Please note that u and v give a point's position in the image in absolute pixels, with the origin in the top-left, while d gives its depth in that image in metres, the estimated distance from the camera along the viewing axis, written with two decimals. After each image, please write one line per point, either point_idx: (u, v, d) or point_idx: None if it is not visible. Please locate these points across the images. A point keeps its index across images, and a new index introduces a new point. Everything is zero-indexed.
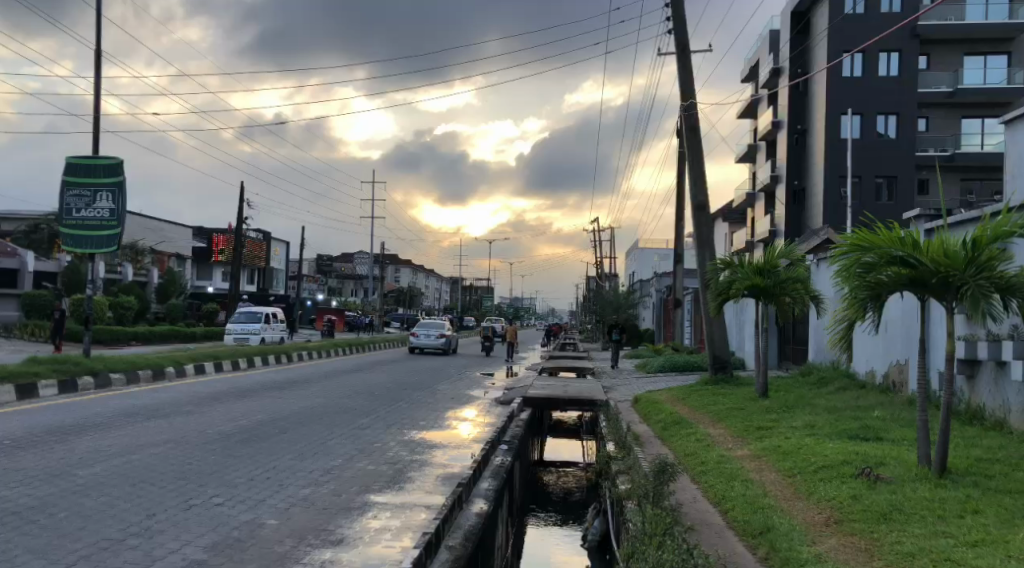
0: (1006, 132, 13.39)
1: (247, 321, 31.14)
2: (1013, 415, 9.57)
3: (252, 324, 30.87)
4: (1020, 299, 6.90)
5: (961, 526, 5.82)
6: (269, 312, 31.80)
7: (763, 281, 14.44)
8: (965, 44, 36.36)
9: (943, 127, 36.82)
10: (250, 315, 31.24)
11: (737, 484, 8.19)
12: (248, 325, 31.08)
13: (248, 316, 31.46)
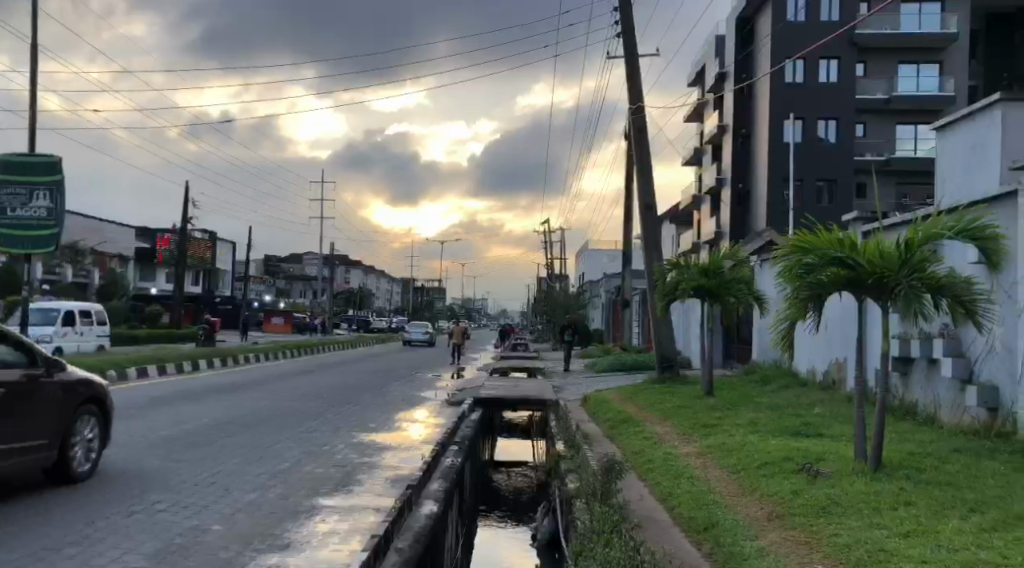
0: (938, 139, 13.85)
1: (39, 322, 27.35)
2: (943, 410, 9.96)
3: (45, 327, 27.24)
4: (950, 297, 7.20)
5: (893, 518, 6.04)
6: (71, 312, 28.34)
7: (709, 282, 14.72)
8: (899, 53, 37.47)
9: (881, 132, 37.67)
10: (44, 315, 27.58)
11: (684, 481, 8.35)
12: (39, 326, 27.26)
13: (40, 317, 27.57)
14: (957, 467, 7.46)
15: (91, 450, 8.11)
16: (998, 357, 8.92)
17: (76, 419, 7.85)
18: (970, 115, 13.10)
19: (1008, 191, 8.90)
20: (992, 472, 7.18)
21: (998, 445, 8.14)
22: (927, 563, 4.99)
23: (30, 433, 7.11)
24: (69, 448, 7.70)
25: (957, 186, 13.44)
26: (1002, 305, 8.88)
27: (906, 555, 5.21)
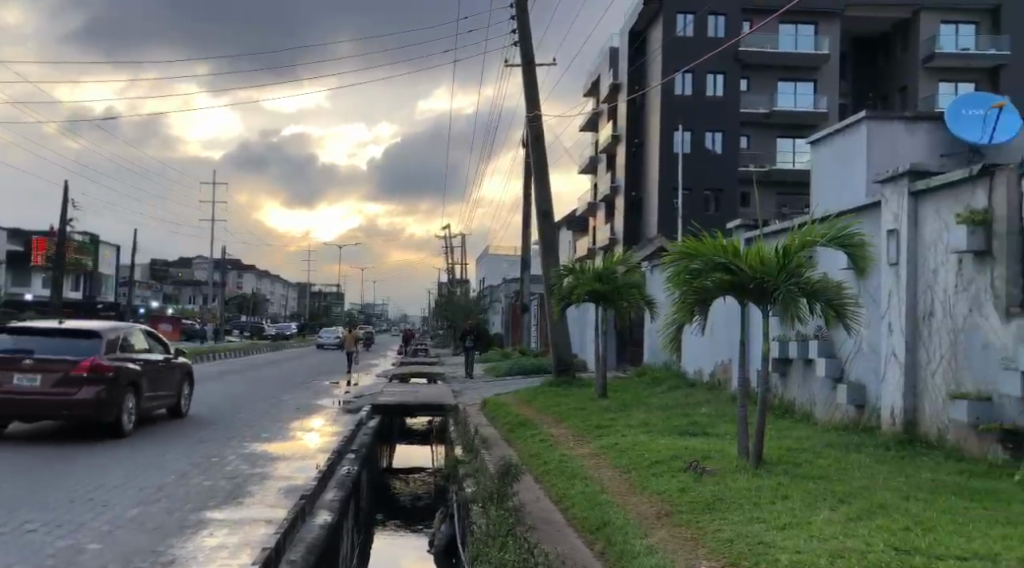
0: (813, 150, 14.67)
1: None
2: (818, 408, 10.58)
3: None
4: (823, 301, 7.66)
5: (771, 512, 6.38)
6: None
7: (602, 287, 15.11)
8: (779, 70, 38.96)
9: (762, 145, 39.20)
10: None
11: (577, 482, 8.56)
12: None
13: None
14: (830, 461, 7.94)
15: (185, 401, 14.30)
16: (865, 358, 9.55)
17: (182, 385, 13.98)
18: (840, 131, 13.99)
19: (873, 202, 9.56)
20: (861, 464, 7.68)
21: (865, 439, 8.71)
22: (801, 553, 5.29)
23: (167, 389, 13.17)
24: (183, 399, 14.00)
25: (829, 198, 14.27)
26: (868, 308, 9.53)
27: (782, 546, 5.50)
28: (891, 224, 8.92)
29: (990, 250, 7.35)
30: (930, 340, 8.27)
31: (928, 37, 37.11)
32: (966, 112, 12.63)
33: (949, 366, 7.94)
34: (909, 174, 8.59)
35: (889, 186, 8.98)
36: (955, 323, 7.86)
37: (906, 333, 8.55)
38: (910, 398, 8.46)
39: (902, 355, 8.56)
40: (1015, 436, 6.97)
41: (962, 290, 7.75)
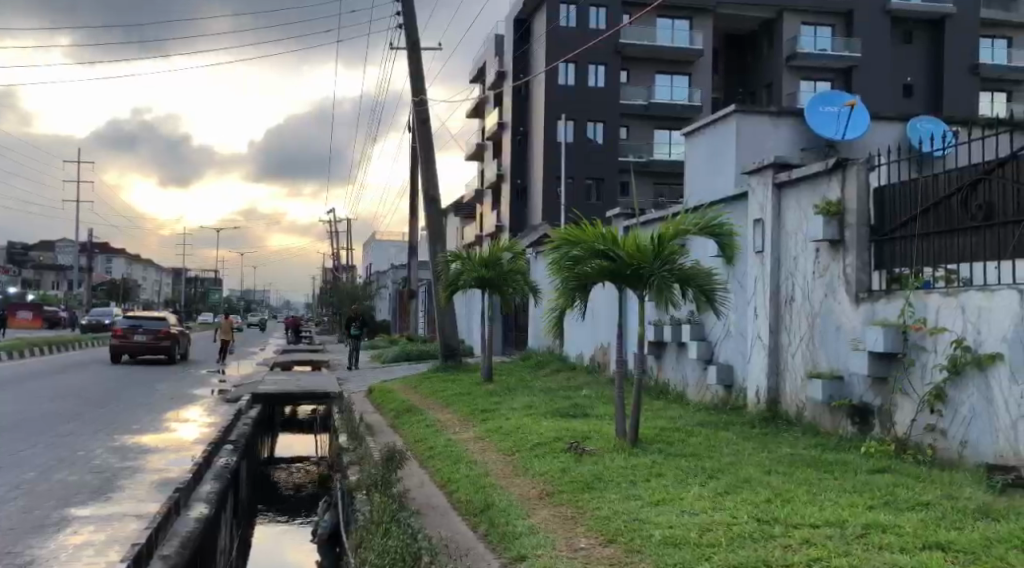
0: (687, 143, 15.31)
1: None
2: (690, 389, 11.09)
3: None
4: (696, 288, 8.00)
5: (647, 489, 6.68)
6: None
7: (488, 272, 15.23)
8: (658, 63, 40.16)
9: (640, 135, 40.11)
10: None
11: (462, 466, 8.66)
12: None
13: None
14: (699, 438, 8.34)
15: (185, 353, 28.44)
16: (733, 340, 10.07)
17: (185, 343, 28.16)
18: (710, 124, 14.64)
19: (740, 193, 10.08)
20: (727, 441, 8.12)
21: (732, 417, 9.19)
22: (673, 528, 5.56)
23: (184, 344, 28.08)
24: (185, 350, 28.20)
25: (702, 188, 14.91)
26: (736, 293, 10.06)
27: (656, 522, 5.76)
28: (757, 214, 9.41)
29: (842, 239, 7.87)
30: (790, 323, 8.80)
31: (790, 37, 38.91)
32: (821, 108, 13.47)
33: (806, 347, 8.48)
34: (773, 166, 9.10)
35: (756, 177, 9.47)
36: (812, 306, 8.40)
37: (769, 317, 9.07)
38: (772, 377, 8.99)
39: (766, 338, 9.08)
40: (863, 410, 7.55)
41: (819, 276, 8.27)
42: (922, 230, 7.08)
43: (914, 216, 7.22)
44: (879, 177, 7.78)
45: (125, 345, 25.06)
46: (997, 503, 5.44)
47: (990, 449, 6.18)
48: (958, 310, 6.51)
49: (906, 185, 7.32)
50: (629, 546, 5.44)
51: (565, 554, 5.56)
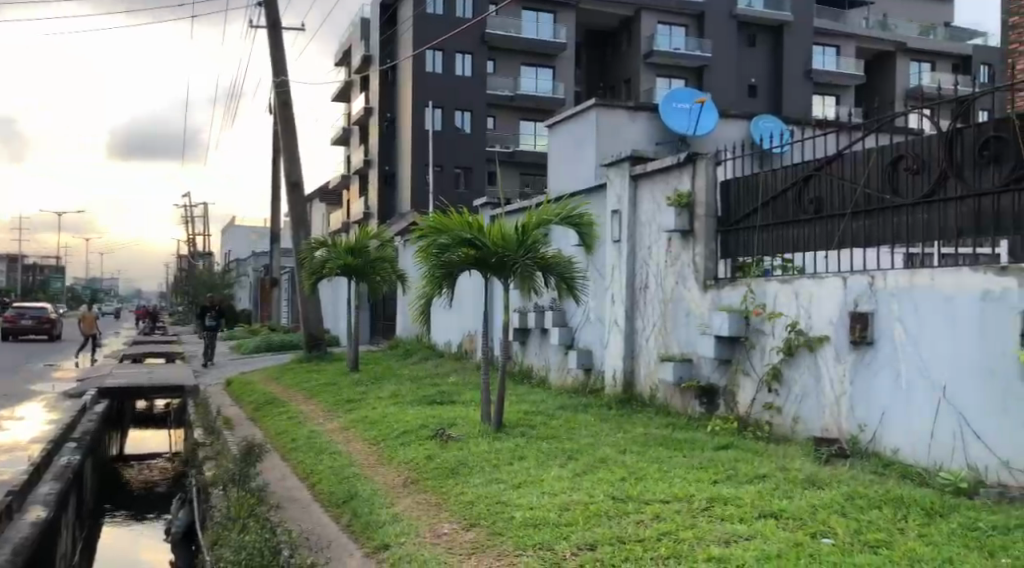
0: (550, 133, 15.68)
1: None
2: (552, 373, 11.42)
3: None
4: (558, 275, 8.23)
5: (510, 472, 6.84)
6: None
7: (354, 261, 15.00)
8: (523, 55, 40.35)
9: (507, 126, 40.31)
10: None
11: (325, 457, 8.57)
12: None
13: None
14: (560, 421, 8.62)
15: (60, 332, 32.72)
16: (593, 326, 10.42)
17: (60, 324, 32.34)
18: (573, 116, 15.03)
19: (599, 184, 10.42)
20: (586, 423, 8.43)
21: (590, 400, 9.53)
22: (534, 509, 5.74)
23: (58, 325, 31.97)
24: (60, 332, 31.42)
25: (565, 177, 15.33)
26: (595, 281, 10.41)
27: (517, 504, 5.93)
28: (614, 205, 9.76)
29: (692, 230, 8.29)
30: (645, 309, 9.21)
31: (647, 34, 40.19)
32: (677, 105, 14.24)
33: (659, 331, 8.91)
34: (629, 159, 9.45)
35: (614, 169, 9.80)
36: (664, 293, 8.82)
37: (625, 303, 9.45)
38: (628, 361, 9.37)
39: (623, 323, 9.46)
40: (709, 391, 8.02)
41: (671, 265, 8.70)
42: (762, 222, 7.56)
43: (755, 208, 7.70)
44: (726, 171, 8.25)
45: (13, 329, 29.11)
46: (823, 471, 5.96)
47: (819, 423, 6.76)
48: (793, 296, 7.04)
49: (750, 179, 7.80)
50: (491, 529, 5.57)
51: (429, 540, 5.63)
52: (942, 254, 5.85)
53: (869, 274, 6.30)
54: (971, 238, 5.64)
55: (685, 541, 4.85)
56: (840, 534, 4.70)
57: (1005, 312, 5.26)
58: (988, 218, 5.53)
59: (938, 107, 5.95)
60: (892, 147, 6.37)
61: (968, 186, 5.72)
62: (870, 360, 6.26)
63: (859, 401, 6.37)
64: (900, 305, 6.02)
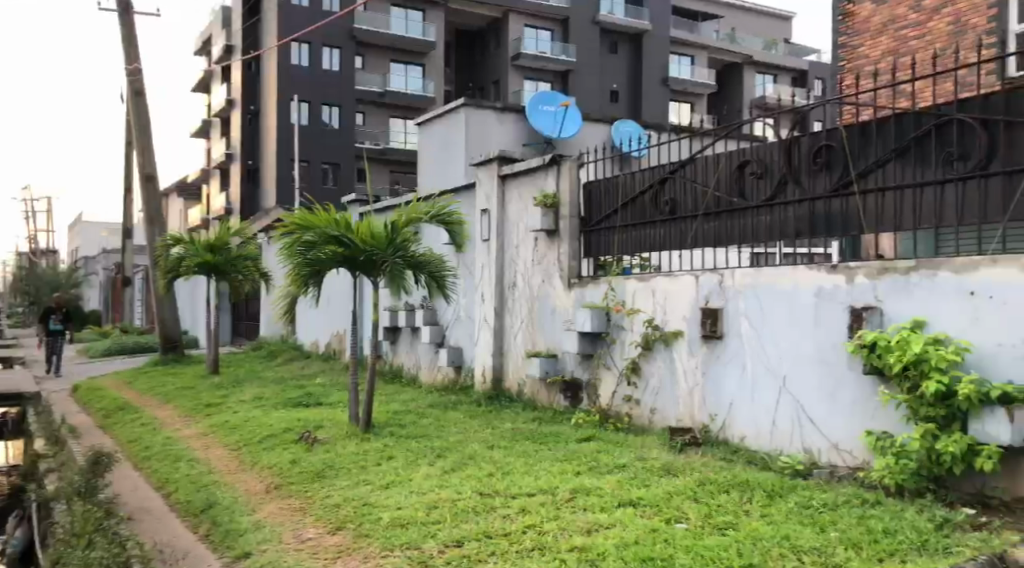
0: (420, 131, 15.70)
1: None
2: (422, 372, 11.45)
3: None
4: (427, 273, 8.27)
5: (377, 473, 6.83)
6: None
7: (214, 259, 14.44)
8: (391, 52, 39.72)
9: (376, 123, 39.33)
10: None
11: (182, 465, 8.26)
12: None
13: None
14: (429, 420, 8.65)
15: None
16: (462, 324, 10.53)
17: None
18: (441, 114, 15.09)
19: (468, 183, 10.53)
20: (455, 420, 8.51)
21: (459, 397, 9.63)
22: (401, 509, 5.77)
23: None
24: None
25: (435, 176, 15.42)
26: (465, 279, 10.52)
27: (384, 504, 5.94)
28: (483, 204, 9.89)
29: (558, 229, 8.54)
30: (512, 307, 9.40)
31: (515, 37, 40.68)
32: (543, 107, 14.44)
33: (526, 328, 9.12)
34: (497, 159, 9.60)
35: (482, 169, 9.93)
36: (531, 291, 9.04)
37: (493, 301, 9.61)
38: (496, 358, 9.53)
39: (492, 321, 9.60)
40: (574, 385, 8.29)
41: (538, 263, 8.92)
42: (622, 222, 7.89)
43: (616, 209, 8.02)
44: (589, 173, 8.52)
45: None
46: (677, 460, 6.30)
47: (673, 413, 7.14)
48: (650, 294, 7.39)
49: (610, 181, 8.11)
50: (358, 531, 5.55)
51: (292, 546, 5.56)
52: (783, 253, 6.31)
53: (718, 273, 6.70)
54: (807, 239, 6.11)
55: (548, 533, 5.02)
56: (691, 519, 4.99)
57: (836, 307, 5.73)
58: (822, 220, 6.01)
59: (779, 116, 6.39)
60: (739, 153, 6.80)
61: (805, 190, 6.19)
62: (720, 353, 6.66)
63: (710, 393, 6.76)
64: (746, 301, 6.44)
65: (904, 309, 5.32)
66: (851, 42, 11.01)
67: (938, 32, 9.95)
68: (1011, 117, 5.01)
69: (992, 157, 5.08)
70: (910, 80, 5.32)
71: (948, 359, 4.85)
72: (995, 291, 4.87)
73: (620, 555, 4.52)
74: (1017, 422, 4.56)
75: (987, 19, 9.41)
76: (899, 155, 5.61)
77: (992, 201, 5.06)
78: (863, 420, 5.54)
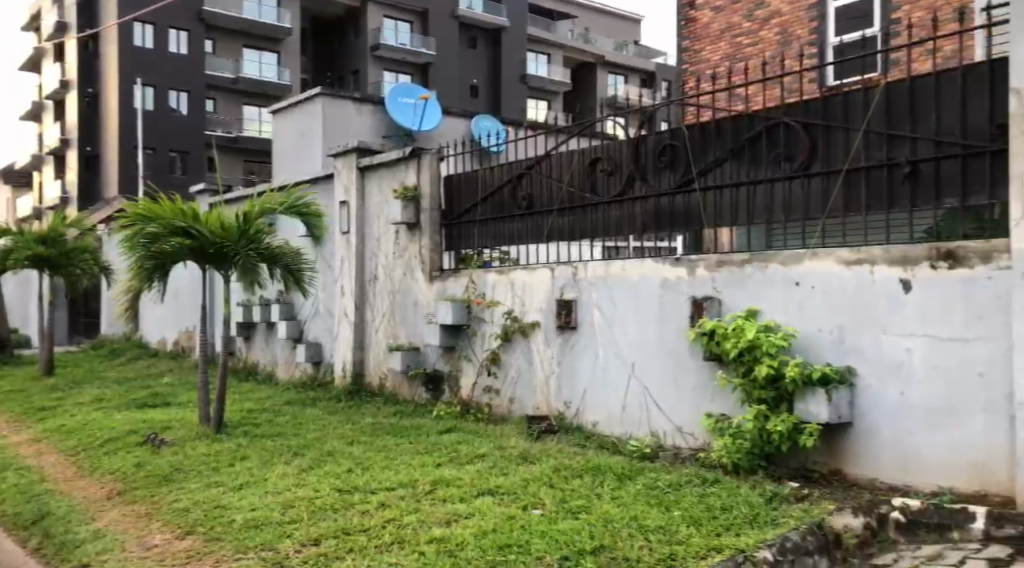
0: (275, 120, 15.25)
1: None
2: (278, 369, 11.19)
3: None
4: (282, 266, 8.08)
5: (230, 474, 6.65)
6: None
7: (48, 251, 13.44)
8: (242, 36, 38.11)
9: (228, 110, 37.66)
10: None
11: (11, 474, 7.69)
12: None
13: None
14: (286, 418, 8.47)
15: None
16: (321, 318, 10.37)
17: None
18: (298, 103, 14.72)
19: (326, 174, 10.33)
20: (314, 417, 8.37)
21: (319, 393, 9.49)
22: (255, 510, 5.65)
23: None
24: None
25: (291, 167, 15.03)
26: (323, 273, 10.37)
27: (238, 506, 5.79)
28: (342, 196, 9.75)
29: (418, 222, 8.56)
30: (373, 300, 9.34)
31: (374, 26, 39.96)
32: (401, 100, 14.46)
33: (386, 321, 9.11)
34: (356, 150, 9.49)
35: (340, 160, 9.80)
36: (392, 284, 9.02)
37: (353, 294, 9.50)
38: (356, 352, 9.45)
39: (352, 315, 9.50)
40: (435, 378, 8.36)
41: (398, 256, 8.92)
42: (482, 216, 8.02)
43: (475, 203, 8.13)
44: (449, 167, 8.57)
45: None
46: (534, 447, 6.48)
47: (530, 402, 7.34)
48: (509, 286, 7.55)
49: (470, 175, 8.21)
50: (208, 535, 5.38)
51: (134, 555, 5.30)
52: (633, 247, 6.62)
53: (572, 265, 6.93)
54: (654, 234, 6.44)
55: (407, 525, 5.06)
56: (547, 505, 5.17)
57: (678, 298, 6.07)
58: (667, 216, 6.35)
59: (629, 115, 6.67)
60: (591, 150, 7.04)
61: (652, 187, 6.50)
62: (575, 342, 6.91)
63: (565, 381, 7.00)
64: (598, 293, 6.70)
65: (738, 299, 5.72)
66: (693, 46, 11.59)
67: (768, 41, 10.67)
68: (830, 122, 5.46)
69: (813, 159, 5.53)
70: (742, 85, 5.68)
71: (777, 345, 5.24)
72: (817, 281, 5.30)
73: (478, 544, 4.62)
74: (834, 400, 5.02)
75: (810, 31, 10.18)
76: (734, 155, 5.98)
77: (814, 199, 5.51)
78: (702, 404, 5.91)
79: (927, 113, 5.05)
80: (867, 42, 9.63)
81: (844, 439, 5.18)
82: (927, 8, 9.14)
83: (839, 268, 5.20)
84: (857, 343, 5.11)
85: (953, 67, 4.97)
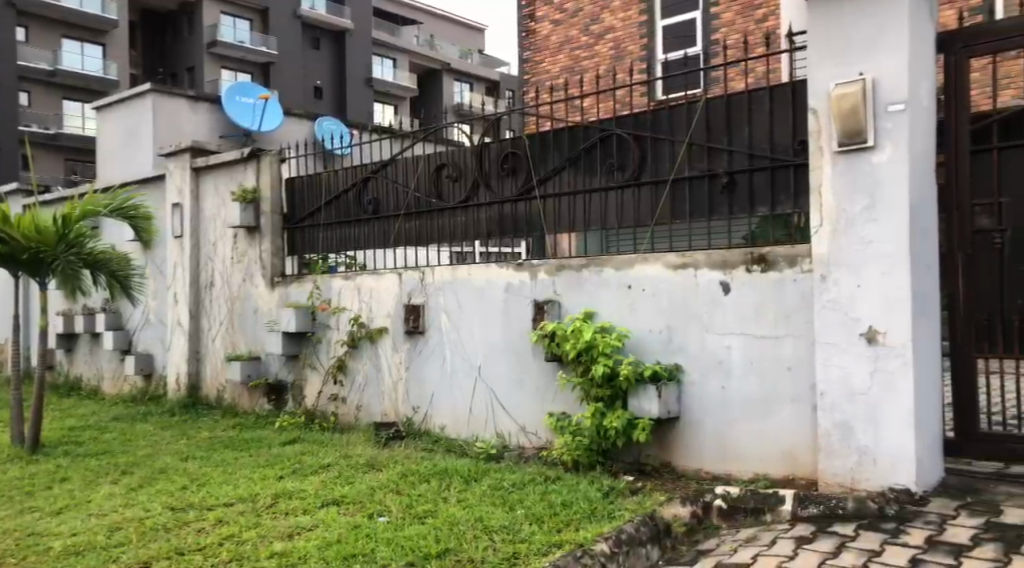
0: (99, 116, 14.32)
1: None
2: (105, 383, 10.51)
3: None
4: (106, 271, 7.60)
5: (47, 498, 6.18)
6: None
7: None
8: (62, 26, 35.42)
9: (46, 104, 34.84)
10: None
11: None
12: None
13: None
14: (113, 435, 7.96)
15: None
16: (152, 327, 9.83)
17: None
18: (125, 99, 13.91)
19: (157, 175, 9.82)
20: (144, 433, 7.93)
21: (150, 407, 8.99)
22: (76, 535, 5.29)
23: None
24: None
25: (116, 166, 14.15)
26: (154, 280, 9.83)
27: (56, 532, 5.39)
28: (174, 199, 9.30)
29: (258, 225, 8.30)
30: (210, 308, 8.96)
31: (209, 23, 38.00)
32: (238, 98, 13.90)
33: (225, 330, 8.76)
34: (190, 150, 9.09)
35: (173, 161, 9.34)
36: (231, 290, 8.69)
37: (188, 302, 9.07)
38: (191, 363, 9.03)
39: (186, 324, 9.07)
40: (277, 388, 8.13)
41: (236, 261, 8.62)
42: (326, 221, 7.89)
43: (318, 207, 7.98)
44: (290, 169, 8.36)
45: None
46: (381, 454, 6.44)
47: (378, 408, 7.29)
48: (355, 292, 7.46)
49: (313, 178, 8.05)
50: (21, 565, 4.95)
51: None
52: (478, 253, 6.71)
53: (419, 271, 6.94)
54: (497, 239, 6.56)
55: (246, 542, 4.91)
56: (393, 512, 5.15)
57: (521, 301, 6.23)
58: (509, 222, 6.50)
59: (473, 122, 6.75)
60: (436, 155, 7.07)
61: (494, 193, 6.62)
62: (422, 347, 6.92)
63: (413, 386, 7.00)
64: (444, 297, 6.75)
65: (577, 301, 5.93)
66: (536, 58, 12.01)
67: (602, 55, 11.13)
68: (658, 133, 5.77)
69: (643, 168, 5.82)
70: (578, 97, 5.90)
71: (612, 345, 5.47)
72: (647, 283, 5.59)
73: (321, 556, 4.54)
74: (663, 397, 5.31)
75: (640, 48, 10.78)
76: (571, 163, 6.20)
77: (644, 205, 5.81)
78: (544, 404, 6.09)
79: (741, 127, 5.42)
80: (688, 60, 10.19)
81: (673, 433, 5.49)
82: (741, 30, 9.84)
83: (667, 272, 5.50)
84: (683, 342, 5.43)
85: (763, 86, 5.37)
